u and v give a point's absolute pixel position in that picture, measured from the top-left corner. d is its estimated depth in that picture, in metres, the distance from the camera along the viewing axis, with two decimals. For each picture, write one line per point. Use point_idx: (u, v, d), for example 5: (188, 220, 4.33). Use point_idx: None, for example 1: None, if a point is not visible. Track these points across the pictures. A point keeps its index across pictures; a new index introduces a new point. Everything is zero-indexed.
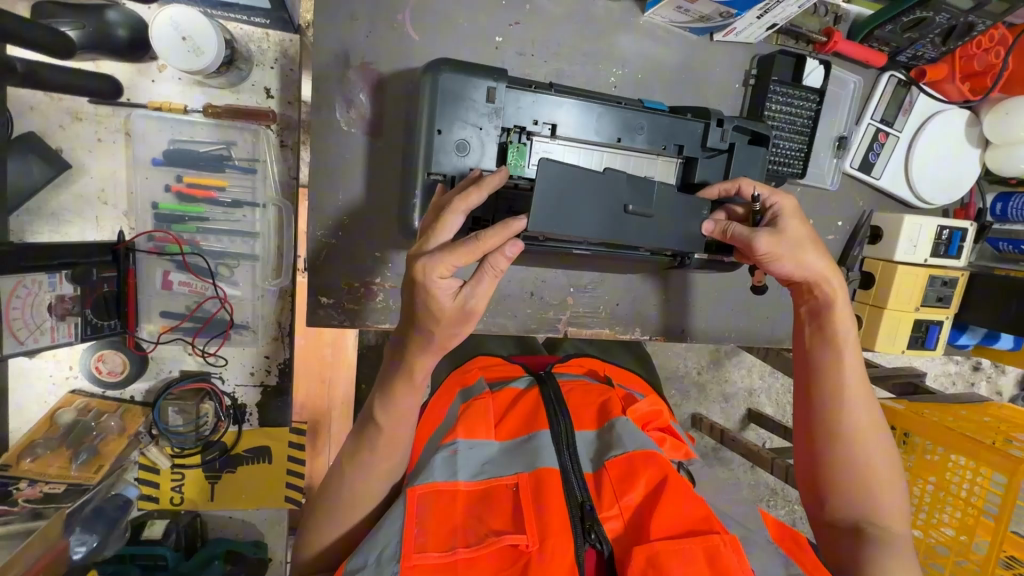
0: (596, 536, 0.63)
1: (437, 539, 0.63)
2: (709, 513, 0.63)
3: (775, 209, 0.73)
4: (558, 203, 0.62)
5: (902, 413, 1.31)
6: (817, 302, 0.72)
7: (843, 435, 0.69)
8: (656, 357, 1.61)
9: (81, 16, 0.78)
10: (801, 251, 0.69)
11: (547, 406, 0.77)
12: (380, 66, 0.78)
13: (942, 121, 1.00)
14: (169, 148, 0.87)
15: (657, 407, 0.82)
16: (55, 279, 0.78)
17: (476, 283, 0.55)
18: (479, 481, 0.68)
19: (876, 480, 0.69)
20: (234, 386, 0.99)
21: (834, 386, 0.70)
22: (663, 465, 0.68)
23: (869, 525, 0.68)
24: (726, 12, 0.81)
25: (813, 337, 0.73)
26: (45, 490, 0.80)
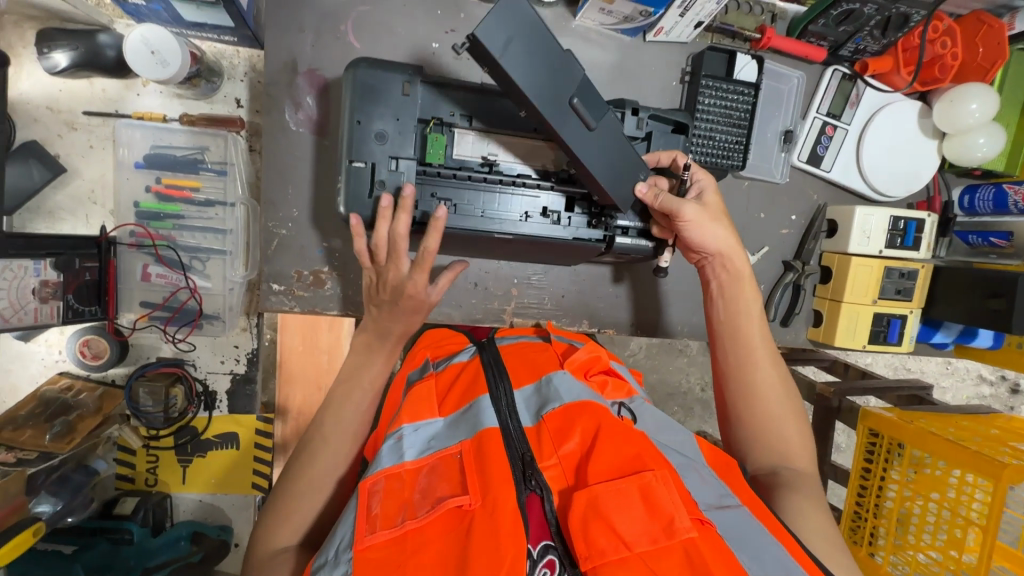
0: (536, 483, 0.63)
1: (387, 515, 0.63)
2: (642, 451, 0.63)
3: (700, 185, 0.82)
4: (511, 49, 0.64)
5: (892, 421, 1.17)
6: (731, 274, 0.83)
7: (753, 390, 0.79)
8: (657, 371, 1.60)
9: (76, 39, 0.90)
10: (711, 226, 0.80)
11: (484, 372, 0.78)
12: (325, 72, 0.87)
13: (891, 112, 0.99)
14: (150, 153, 0.97)
15: (595, 353, 0.83)
16: (40, 265, 0.87)
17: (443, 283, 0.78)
18: (425, 457, 0.69)
19: (784, 427, 0.78)
20: (206, 372, 1.07)
21: (746, 346, 0.81)
22: (599, 414, 0.68)
23: (784, 467, 0.76)
24: (645, 11, 0.86)
25: (725, 307, 0.83)
26: (18, 456, 0.88)
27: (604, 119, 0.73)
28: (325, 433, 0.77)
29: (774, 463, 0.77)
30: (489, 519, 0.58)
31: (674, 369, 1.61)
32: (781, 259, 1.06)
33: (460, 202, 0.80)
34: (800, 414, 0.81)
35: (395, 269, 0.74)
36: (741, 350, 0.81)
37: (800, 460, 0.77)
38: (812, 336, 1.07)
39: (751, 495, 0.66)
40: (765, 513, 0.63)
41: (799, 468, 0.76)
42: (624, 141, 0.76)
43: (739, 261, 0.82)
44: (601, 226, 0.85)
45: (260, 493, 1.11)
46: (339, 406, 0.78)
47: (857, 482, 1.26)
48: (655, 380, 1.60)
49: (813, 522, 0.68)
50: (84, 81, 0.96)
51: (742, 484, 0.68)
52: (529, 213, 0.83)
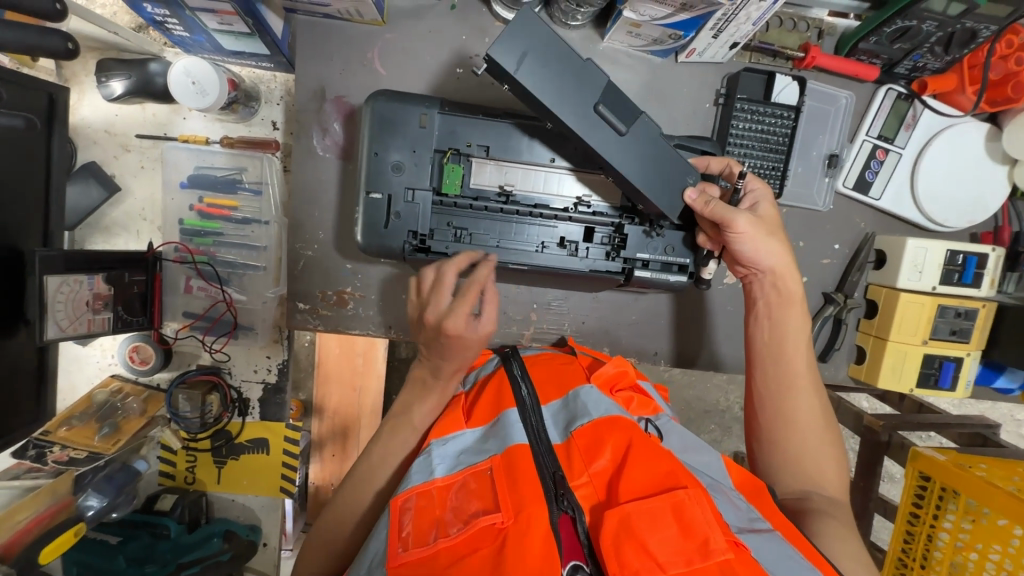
0: (568, 503, 0.61)
1: (418, 534, 0.62)
2: (676, 468, 0.62)
3: (754, 195, 0.77)
4: (529, 58, 0.65)
5: (945, 466, 1.06)
6: (781, 294, 0.76)
7: (791, 415, 0.74)
8: (694, 388, 1.54)
9: (130, 68, 0.96)
10: (772, 239, 0.74)
11: (510, 383, 0.78)
12: (352, 98, 0.89)
13: (953, 136, 0.91)
14: (194, 173, 1.03)
15: (622, 368, 0.82)
16: (94, 280, 0.94)
17: (487, 311, 0.69)
18: (456, 473, 0.68)
19: (820, 451, 0.73)
20: (241, 381, 1.13)
21: (786, 369, 0.75)
22: (629, 430, 0.68)
23: (816, 492, 0.71)
24: (674, 34, 0.82)
25: (770, 329, 0.77)
26: (70, 454, 0.97)
27: (635, 121, 0.70)
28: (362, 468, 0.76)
29: (804, 487, 0.72)
30: (522, 539, 0.57)
31: (711, 387, 1.55)
32: (821, 291, 0.99)
33: (476, 230, 0.80)
34: (837, 438, 0.76)
35: (435, 304, 0.69)
36: (783, 375, 0.75)
37: (832, 485, 0.72)
38: (853, 374, 1.00)
39: (782, 519, 0.64)
40: (800, 539, 0.61)
41: (829, 493, 0.72)
42: (658, 142, 0.72)
43: (793, 280, 0.76)
44: (621, 259, 0.83)
45: (288, 496, 1.16)
46: (382, 443, 0.76)
47: (903, 527, 1.15)
48: (691, 397, 1.54)
49: (850, 550, 0.63)
50: (137, 106, 1.03)
51: (771, 506, 0.66)
52: (546, 243, 0.81)
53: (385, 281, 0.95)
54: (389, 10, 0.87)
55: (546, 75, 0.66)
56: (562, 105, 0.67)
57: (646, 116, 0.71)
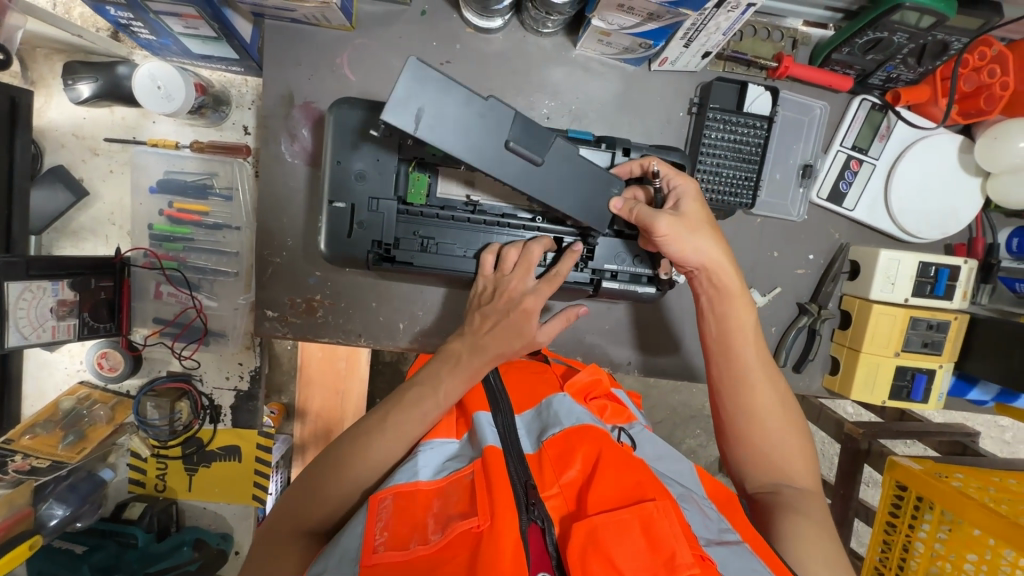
0: (538, 513, 0.60)
1: (397, 537, 0.60)
2: (645, 479, 0.61)
3: (677, 191, 0.75)
4: (426, 114, 0.66)
5: (919, 476, 1.05)
6: (720, 290, 0.74)
7: (750, 412, 0.72)
8: (676, 394, 1.53)
9: (97, 71, 0.95)
10: (699, 235, 0.72)
11: (487, 392, 0.77)
12: (320, 104, 0.88)
13: (926, 147, 0.90)
14: (163, 178, 1.01)
15: (596, 376, 0.82)
16: (58, 286, 0.92)
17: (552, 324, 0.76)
18: (442, 478, 0.67)
19: (786, 443, 0.72)
20: (212, 388, 1.11)
21: (737, 368, 0.74)
22: (599, 438, 0.67)
23: (784, 487, 0.70)
24: (645, 43, 0.81)
25: (716, 326, 0.76)
26: (32, 463, 0.94)
27: (547, 150, 0.72)
28: (379, 428, 0.72)
29: (773, 481, 0.71)
30: (493, 545, 0.55)
31: (693, 393, 1.54)
32: (796, 301, 0.99)
33: (442, 240, 0.79)
34: (802, 427, 0.74)
35: (519, 280, 0.76)
36: (736, 371, 0.74)
37: (800, 475, 0.71)
38: (827, 385, 1.00)
39: (752, 532, 0.63)
40: (766, 551, 0.60)
41: (799, 486, 0.70)
42: (579, 161, 0.74)
43: (729, 272, 0.73)
44: (589, 270, 0.82)
45: (260, 504, 1.15)
46: (404, 409, 0.73)
47: (879, 537, 1.14)
48: (673, 403, 1.54)
49: (817, 547, 0.63)
50: (105, 109, 1.01)
51: (742, 518, 0.65)
52: None
53: (355, 288, 0.94)
54: (359, 15, 0.86)
55: (450, 125, 0.67)
56: (473, 154, 0.68)
57: (557, 142, 0.72)
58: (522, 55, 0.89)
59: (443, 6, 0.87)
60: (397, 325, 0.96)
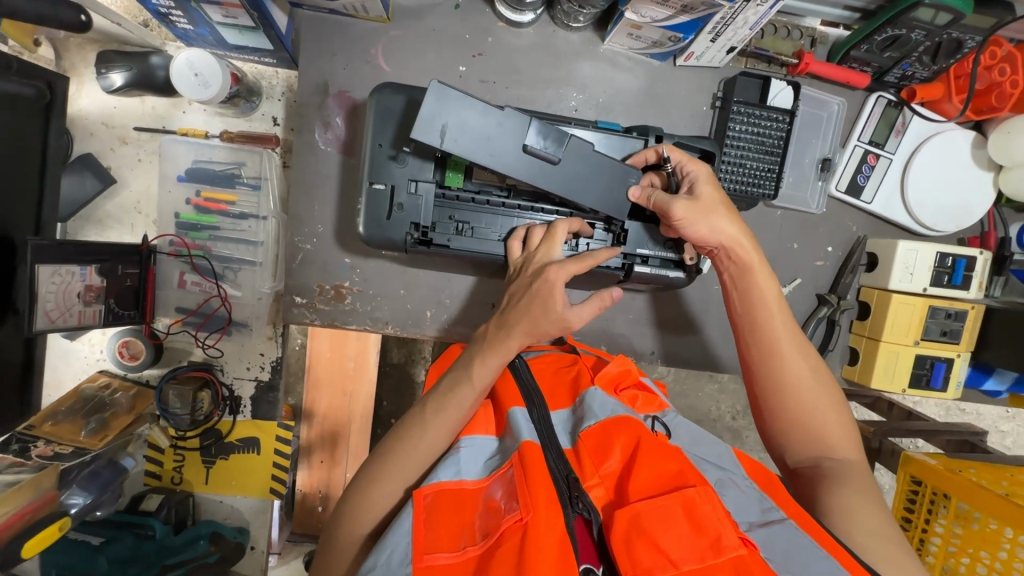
0: (582, 506, 0.61)
1: (442, 537, 0.62)
2: (684, 466, 0.62)
3: (691, 176, 0.76)
4: (449, 129, 0.71)
5: (937, 470, 1.06)
6: (740, 266, 0.75)
7: (785, 386, 0.73)
8: (686, 397, 1.53)
9: (131, 61, 0.96)
10: (715, 216, 0.73)
11: (517, 378, 0.79)
12: (354, 93, 0.90)
13: (940, 143, 0.94)
14: (192, 167, 1.02)
15: (626, 367, 0.82)
16: (86, 271, 0.92)
17: (584, 308, 0.72)
18: (489, 475, 0.67)
19: (822, 417, 0.72)
20: (233, 378, 1.12)
21: (768, 344, 0.74)
22: (637, 427, 0.68)
23: (827, 459, 0.71)
24: (674, 36, 0.84)
25: (741, 300, 0.76)
26: (55, 449, 0.92)
27: (566, 146, 0.74)
28: (417, 426, 0.72)
29: (817, 454, 0.72)
30: (540, 538, 0.56)
31: (703, 395, 1.54)
32: (815, 292, 1.01)
33: (477, 224, 0.80)
34: (838, 401, 0.74)
35: (546, 252, 0.75)
36: (767, 346, 0.74)
37: (840, 444, 0.72)
38: (847, 375, 1.01)
39: (796, 508, 0.64)
40: (815, 528, 0.60)
41: (842, 457, 0.71)
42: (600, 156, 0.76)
43: (749, 245, 0.74)
44: (620, 255, 0.83)
45: (277, 498, 1.13)
46: (439, 402, 0.73)
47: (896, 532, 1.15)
48: (683, 406, 1.53)
49: (869, 522, 0.64)
50: (136, 99, 1.02)
51: (785, 496, 0.66)
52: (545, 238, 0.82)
53: (382, 277, 0.95)
54: (395, 8, 0.88)
55: (472, 136, 0.72)
56: (495, 159, 0.73)
57: (575, 139, 0.74)
58: (552, 49, 0.92)
59: (476, 1, 0.89)
60: (424, 313, 0.96)
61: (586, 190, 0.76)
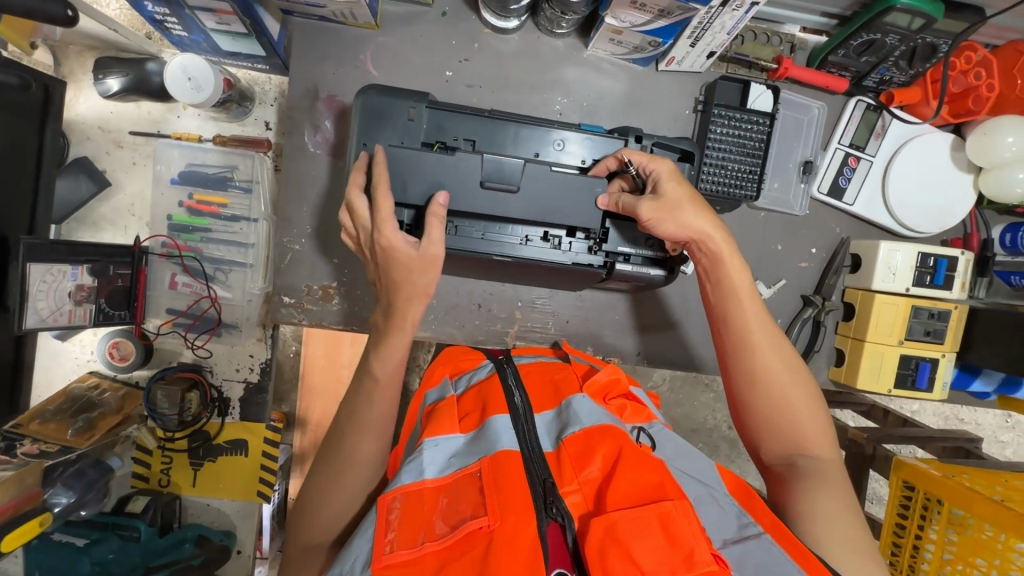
0: (557, 511, 0.61)
1: (406, 535, 0.62)
2: (664, 480, 0.61)
3: (654, 175, 0.75)
4: (412, 184, 0.76)
5: (931, 475, 1.05)
6: (713, 259, 0.75)
7: (761, 383, 0.73)
8: (681, 407, 1.51)
9: (127, 67, 0.99)
10: (682, 212, 0.72)
11: (503, 389, 0.78)
12: (344, 97, 0.92)
13: (919, 145, 0.95)
14: (185, 170, 1.04)
15: (616, 376, 0.80)
16: (78, 271, 0.94)
17: (429, 232, 0.71)
18: (447, 475, 0.67)
19: (797, 414, 0.72)
20: (222, 380, 1.12)
21: (743, 341, 0.74)
22: (619, 437, 0.67)
23: (801, 458, 0.71)
24: (654, 41, 0.86)
25: (716, 294, 0.76)
26: (41, 448, 0.94)
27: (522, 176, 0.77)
28: (352, 428, 0.74)
29: (791, 451, 0.72)
30: (508, 547, 0.57)
31: (698, 405, 1.52)
32: (800, 294, 1.01)
33: (462, 223, 0.81)
34: (814, 397, 0.73)
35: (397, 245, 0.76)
36: (742, 343, 0.74)
37: (814, 443, 0.71)
38: (833, 376, 1.01)
39: (772, 521, 0.64)
40: (790, 540, 0.60)
41: (817, 456, 0.71)
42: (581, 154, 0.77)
43: (722, 241, 0.73)
44: (602, 253, 0.84)
45: (265, 502, 1.12)
46: (354, 402, 0.75)
47: (889, 539, 1.14)
48: (678, 415, 1.50)
49: (837, 527, 0.65)
50: (132, 104, 1.05)
51: (763, 511, 0.65)
52: (530, 237, 0.82)
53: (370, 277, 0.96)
54: (383, 14, 0.91)
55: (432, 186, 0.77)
56: (459, 201, 0.77)
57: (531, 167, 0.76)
58: (537, 55, 0.94)
59: (463, 8, 0.92)
60: None
61: (567, 190, 0.78)
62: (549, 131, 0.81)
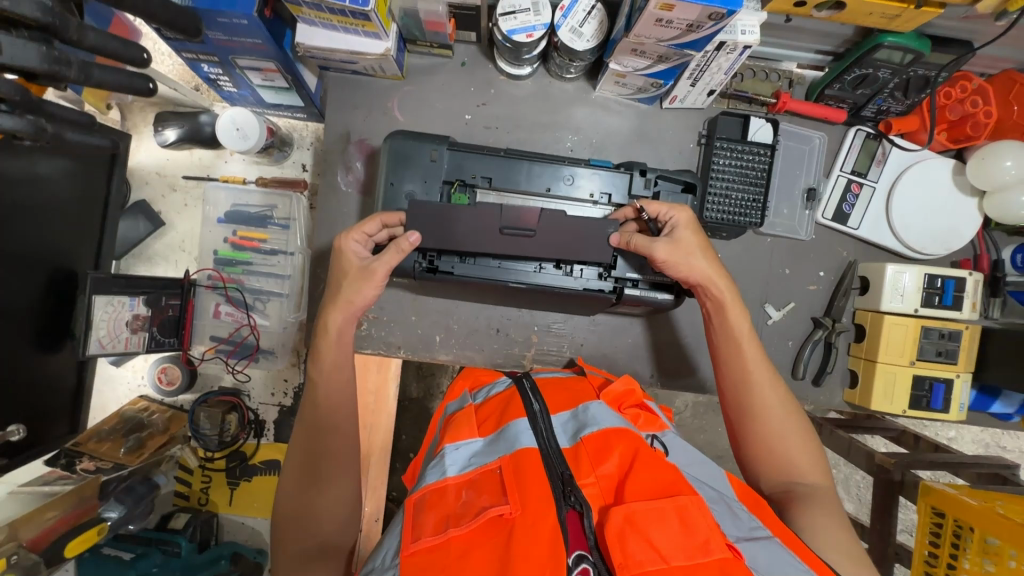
0: (575, 500, 0.65)
1: (432, 525, 0.66)
2: (677, 479, 0.64)
3: (672, 222, 0.82)
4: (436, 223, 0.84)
5: (957, 498, 1.04)
6: (716, 303, 0.81)
7: (757, 416, 0.77)
8: (703, 433, 1.51)
9: (183, 120, 1.11)
10: (693, 257, 0.80)
11: (522, 397, 0.83)
12: (373, 141, 1.01)
13: (920, 171, 0.98)
14: (230, 210, 1.14)
15: (630, 387, 0.86)
16: (134, 301, 1.04)
17: (386, 254, 0.81)
18: (467, 472, 0.73)
19: (791, 444, 0.76)
20: (258, 403, 1.19)
21: (742, 379, 0.79)
22: (636, 441, 0.71)
23: (798, 486, 0.73)
24: (656, 83, 0.93)
25: (719, 334, 0.82)
26: (97, 464, 1.03)
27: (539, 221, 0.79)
28: (312, 426, 0.82)
29: (787, 480, 0.75)
30: (530, 532, 0.61)
31: (721, 430, 1.52)
32: (810, 316, 1.04)
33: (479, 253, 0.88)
34: (808, 433, 0.78)
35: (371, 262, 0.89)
36: (740, 379, 0.79)
37: (810, 473, 0.74)
38: (848, 399, 1.03)
39: (780, 527, 0.66)
40: (798, 546, 0.62)
41: (813, 484, 0.74)
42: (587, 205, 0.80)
43: (722, 284, 0.80)
44: (612, 279, 0.89)
45: None
46: (310, 407, 0.83)
47: (921, 567, 1.11)
48: (702, 441, 1.51)
49: (836, 541, 0.66)
50: (185, 152, 1.17)
51: (771, 515, 0.68)
52: (543, 264, 0.88)
53: (397, 304, 1.03)
54: (409, 67, 1.01)
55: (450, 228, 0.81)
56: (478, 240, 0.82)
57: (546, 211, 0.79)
58: (548, 97, 1.02)
59: (480, 58, 1.01)
60: (433, 338, 1.03)
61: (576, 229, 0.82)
62: (560, 166, 0.88)
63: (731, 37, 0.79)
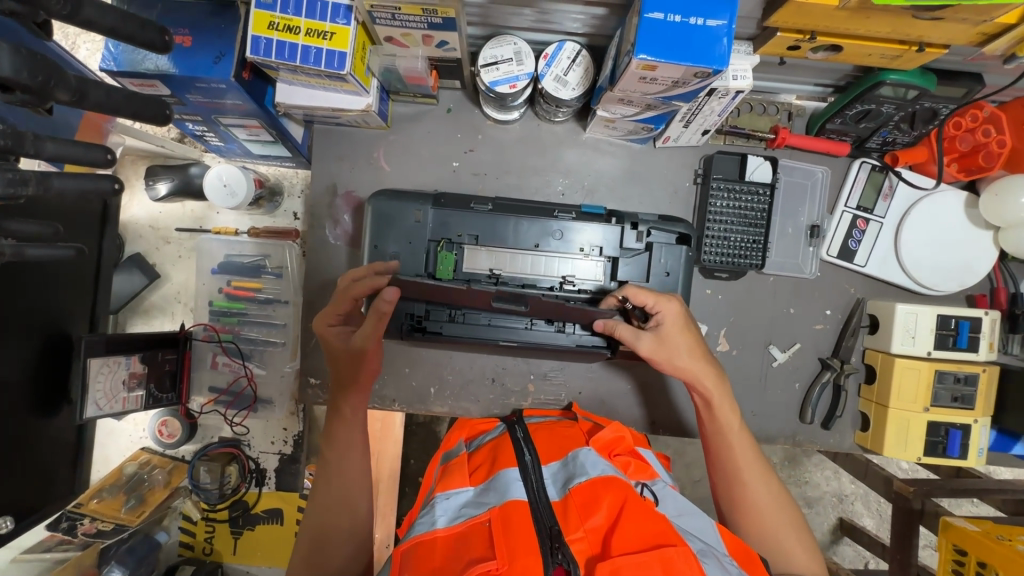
0: (563, 557, 0.63)
1: None
2: (666, 528, 0.64)
3: (659, 315, 0.80)
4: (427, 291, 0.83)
5: (976, 538, 0.99)
6: (704, 397, 0.80)
7: (748, 508, 0.76)
8: None
9: (175, 174, 1.10)
10: (677, 354, 0.80)
11: (513, 446, 0.81)
12: (360, 192, 1.00)
13: (930, 206, 0.94)
14: (224, 261, 1.14)
15: (620, 433, 0.81)
16: (131, 360, 1.01)
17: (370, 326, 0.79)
18: (457, 524, 0.69)
19: (784, 537, 0.75)
20: (259, 452, 1.19)
21: (732, 471, 0.78)
22: (624, 490, 0.69)
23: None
24: (647, 127, 0.90)
25: (709, 425, 0.81)
26: (97, 526, 1.06)
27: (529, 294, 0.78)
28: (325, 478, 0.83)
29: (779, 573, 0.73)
30: None
31: None
32: (817, 357, 1.00)
33: (467, 311, 0.85)
34: (800, 522, 0.77)
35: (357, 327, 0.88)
36: (731, 471, 0.78)
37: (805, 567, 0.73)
38: (859, 441, 0.99)
39: None
40: None
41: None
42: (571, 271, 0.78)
43: (710, 377, 0.80)
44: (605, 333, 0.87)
45: None
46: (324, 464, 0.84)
47: None
48: None
49: None
50: (177, 204, 1.16)
51: None
52: (534, 321, 0.86)
53: (390, 357, 1.01)
54: (393, 115, 0.99)
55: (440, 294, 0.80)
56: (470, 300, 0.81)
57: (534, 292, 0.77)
58: (537, 140, 0.99)
59: (465, 103, 0.99)
60: (427, 389, 1.02)
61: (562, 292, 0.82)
62: (550, 219, 0.85)
63: (722, 83, 0.75)
